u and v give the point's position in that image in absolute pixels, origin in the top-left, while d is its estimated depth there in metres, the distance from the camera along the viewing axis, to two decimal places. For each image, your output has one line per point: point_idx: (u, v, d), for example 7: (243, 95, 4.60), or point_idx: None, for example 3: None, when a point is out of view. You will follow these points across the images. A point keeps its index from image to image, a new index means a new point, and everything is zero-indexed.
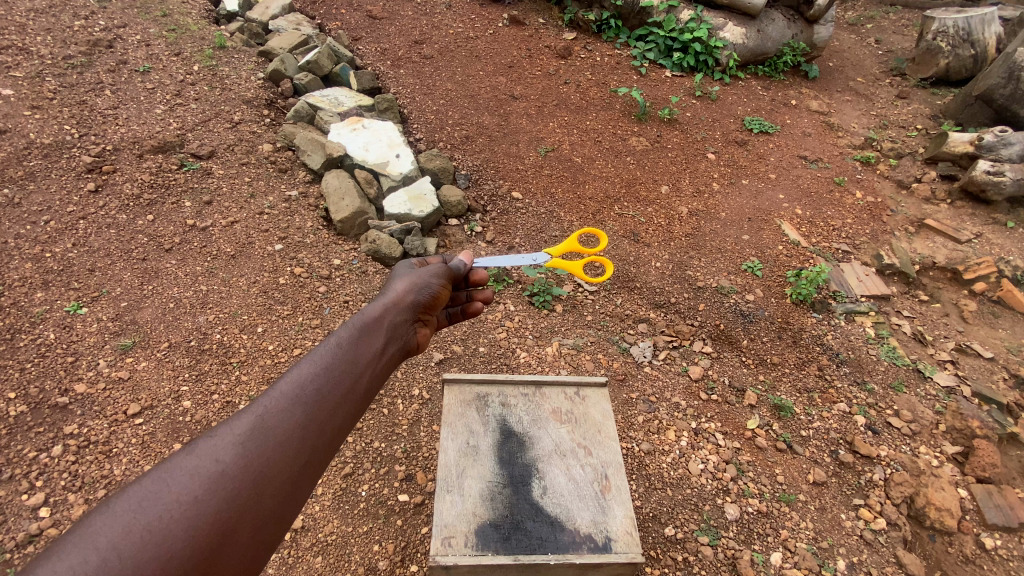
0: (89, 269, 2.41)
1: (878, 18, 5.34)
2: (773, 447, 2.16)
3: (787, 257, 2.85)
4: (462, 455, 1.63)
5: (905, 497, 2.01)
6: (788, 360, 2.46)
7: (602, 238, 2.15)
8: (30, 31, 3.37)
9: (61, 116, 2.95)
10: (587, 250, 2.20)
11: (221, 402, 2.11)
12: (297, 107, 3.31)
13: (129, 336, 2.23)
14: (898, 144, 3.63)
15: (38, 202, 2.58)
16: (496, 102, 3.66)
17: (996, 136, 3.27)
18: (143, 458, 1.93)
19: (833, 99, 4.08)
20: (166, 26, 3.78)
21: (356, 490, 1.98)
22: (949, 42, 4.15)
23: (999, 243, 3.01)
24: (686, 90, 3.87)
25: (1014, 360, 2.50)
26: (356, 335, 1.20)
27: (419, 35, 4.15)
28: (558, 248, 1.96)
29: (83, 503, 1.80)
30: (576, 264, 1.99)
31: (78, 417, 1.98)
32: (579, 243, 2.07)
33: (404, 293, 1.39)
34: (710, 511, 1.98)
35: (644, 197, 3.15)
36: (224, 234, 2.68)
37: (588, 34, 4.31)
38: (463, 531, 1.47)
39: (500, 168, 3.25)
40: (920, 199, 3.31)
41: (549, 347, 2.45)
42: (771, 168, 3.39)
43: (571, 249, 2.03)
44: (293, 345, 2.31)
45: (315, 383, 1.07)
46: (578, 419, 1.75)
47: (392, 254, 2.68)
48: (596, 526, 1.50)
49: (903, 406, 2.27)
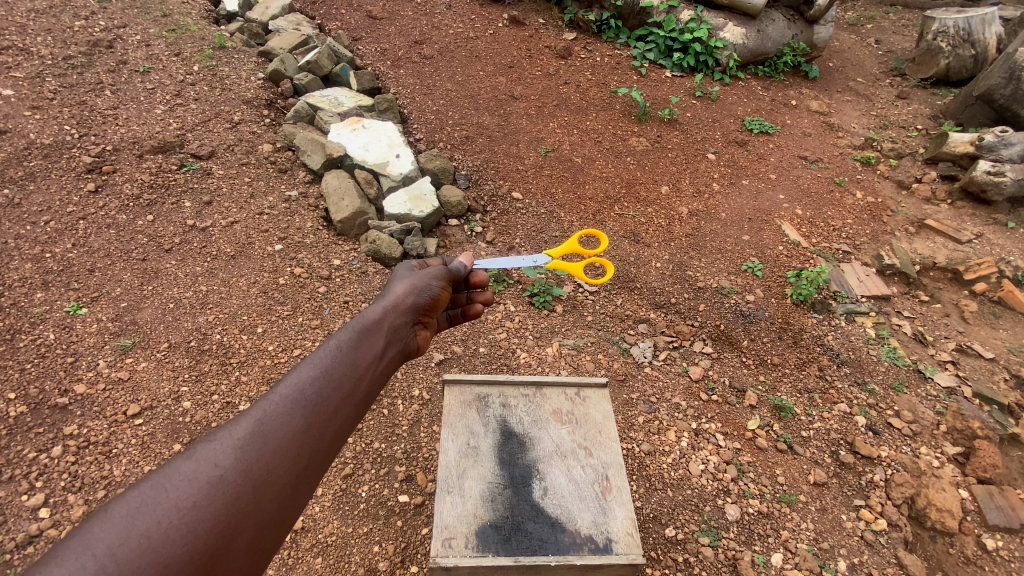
0: (89, 269, 2.40)
1: (877, 19, 5.34)
2: (773, 447, 2.16)
3: (787, 257, 2.85)
4: (463, 456, 1.63)
5: (906, 498, 2.00)
6: (788, 361, 2.45)
7: (602, 238, 2.14)
8: (30, 31, 3.37)
9: (61, 116, 2.95)
10: (588, 252, 2.19)
11: (221, 402, 2.10)
12: (297, 107, 3.31)
13: (129, 336, 2.23)
14: (898, 144, 3.63)
15: (38, 203, 2.58)
16: (496, 102, 3.66)
17: (996, 136, 3.27)
18: (143, 458, 1.93)
19: (833, 100, 4.08)
20: (166, 26, 3.78)
21: (356, 491, 1.97)
22: (950, 42, 4.15)
23: (999, 243, 3.01)
24: (686, 90, 3.87)
25: (1014, 360, 2.49)
26: (356, 338, 1.20)
27: (419, 35, 4.15)
28: (559, 249, 1.95)
29: (83, 503, 1.79)
30: (577, 265, 1.99)
31: (78, 418, 1.98)
32: (579, 243, 2.07)
33: (404, 295, 1.39)
34: (711, 511, 1.97)
35: (644, 197, 3.15)
36: (224, 234, 2.68)
37: (588, 34, 4.31)
38: (463, 533, 1.46)
39: (500, 169, 3.25)
40: (920, 200, 3.31)
41: (549, 348, 2.45)
42: (771, 169, 3.38)
43: (572, 249, 2.02)
44: (293, 345, 2.31)
45: (315, 386, 1.07)
46: (579, 420, 1.75)
47: (392, 254, 2.68)
48: (597, 528, 1.50)
49: (903, 407, 2.27)
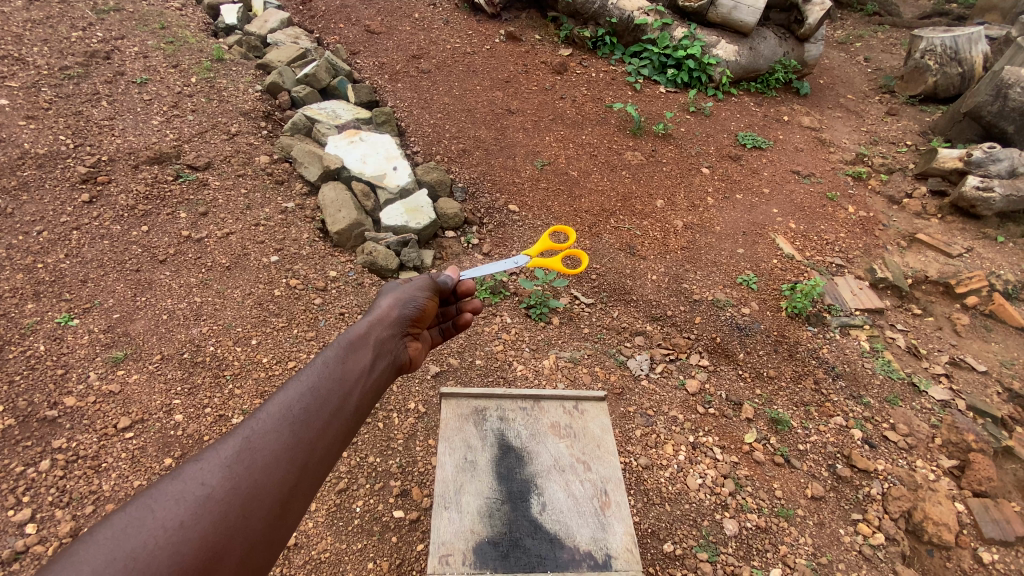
0: (82, 280, 2.38)
1: (866, 37, 5.46)
2: (771, 461, 2.15)
3: (782, 270, 2.87)
4: (460, 470, 1.61)
5: (904, 512, 1.99)
6: (784, 374, 2.45)
7: (570, 232, 2.17)
8: (27, 42, 3.36)
9: (57, 125, 2.93)
10: (561, 246, 2.22)
11: (213, 415, 2.07)
12: (295, 120, 3.33)
13: (122, 348, 2.20)
14: (889, 160, 3.69)
15: (31, 213, 2.55)
16: (492, 116, 3.69)
17: (984, 152, 3.31)
18: (133, 473, 1.88)
19: (824, 115, 4.14)
20: (164, 38, 3.79)
21: (350, 506, 1.94)
22: (937, 61, 4.24)
23: (989, 257, 3.05)
24: (680, 106, 3.93)
25: (1007, 373, 2.51)
26: (343, 354, 1.19)
27: (417, 50, 4.20)
28: (536, 248, 1.96)
29: (71, 519, 1.75)
30: (555, 259, 1.98)
31: (67, 431, 1.94)
32: (553, 242, 2.06)
33: (390, 308, 1.38)
34: (708, 526, 1.96)
35: (639, 211, 3.17)
36: (219, 245, 2.66)
37: (584, 50, 4.37)
38: (460, 549, 1.44)
39: (497, 182, 3.27)
40: (911, 214, 3.35)
41: (546, 360, 2.44)
42: (765, 183, 3.42)
43: (547, 247, 2.03)
44: (288, 358, 2.29)
45: (302, 403, 1.05)
46: (577, 434, 1.73)
47: (388, 266, 2.66)
48: (596, 544, 1.47)
49: (898, 420, 2.28)
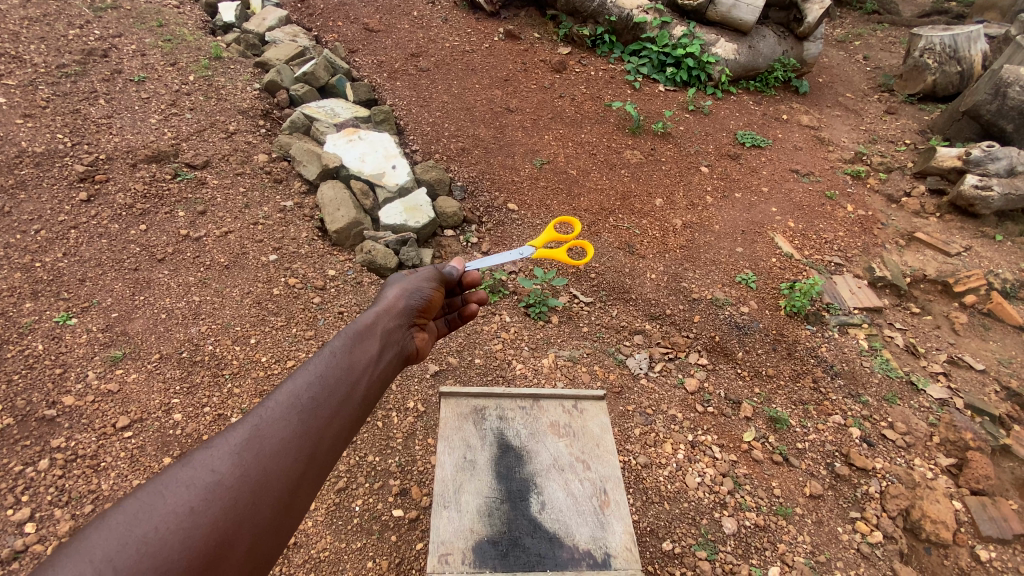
0: (80, 279, 2.38)
1: (865, 35, 5.46)
2: (770, 460, 2.16)
3: (781, 269, 2.87)
4: (459, 469, 1.61)
5: (901, 510, 1.99)
6: (782, 373, 2.45)
7: (575, 223, 2.16)
8: (24, 39, 3.35)
9: (55, 124, 2.92)
10: (566, 238, 2.21)
11: (212, 414, 2.07)
12: (293, 118, 3.32)
13: (120, 347, 2.19)
14: (887, 158, 3.69)
15: (29, 212, 2.54)
16: (491, 115, 3.68)
17: (983, 150, 3.32)
18: (132, 472, 1.88)
19: (822, 114, 4.14)
20: (162, 36, 3.77)
21: (349, 505, 1.94)
22: (936, 60, 4.25)
23: (988, 256, 3.05)
24: (679, 104, 3.92)
25: (1005, 371, 2.52)
26: (350, 343, 1.18)
27: (415, 48, 4.19)
28: (541, 239, 1.95)
29: (70, 518, 1.75)
30: (560, 250, 1.98)
31: (65, 431, 1.93)
32: (558, 233, 2.05)
33: (396, 299, 1.38)
34: (707, 524, 1.96)
35: (638, 210, 3.17)
36: (217, 244, 2.66)
37: (583, 48, 4.36)
38: (459, 548, 1.44)
39: (496, 180, 3.27)
40: (909, 213, 3.35)
41: (545, 359, 2.44)
42: (764, 182, 3.42)
43: (553, 237, 2.03)
44: (286, 357, 2.29)
45: (310, 392, 1.05)
46: (577, 433, 1.73)
47: (387, 265, 2.66)
48: (595, 543, 1.48)
49: (896, 419, 2.28)
